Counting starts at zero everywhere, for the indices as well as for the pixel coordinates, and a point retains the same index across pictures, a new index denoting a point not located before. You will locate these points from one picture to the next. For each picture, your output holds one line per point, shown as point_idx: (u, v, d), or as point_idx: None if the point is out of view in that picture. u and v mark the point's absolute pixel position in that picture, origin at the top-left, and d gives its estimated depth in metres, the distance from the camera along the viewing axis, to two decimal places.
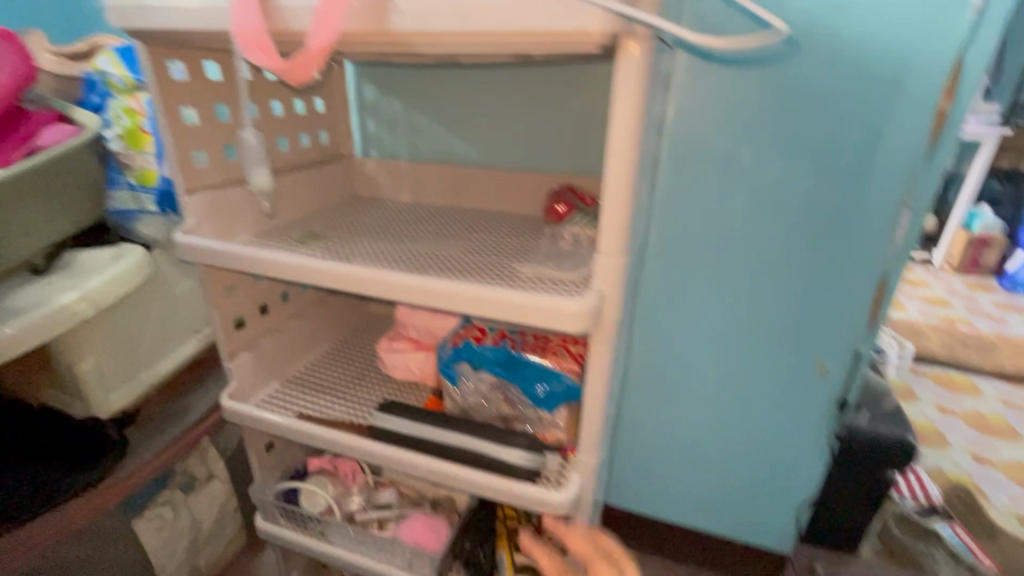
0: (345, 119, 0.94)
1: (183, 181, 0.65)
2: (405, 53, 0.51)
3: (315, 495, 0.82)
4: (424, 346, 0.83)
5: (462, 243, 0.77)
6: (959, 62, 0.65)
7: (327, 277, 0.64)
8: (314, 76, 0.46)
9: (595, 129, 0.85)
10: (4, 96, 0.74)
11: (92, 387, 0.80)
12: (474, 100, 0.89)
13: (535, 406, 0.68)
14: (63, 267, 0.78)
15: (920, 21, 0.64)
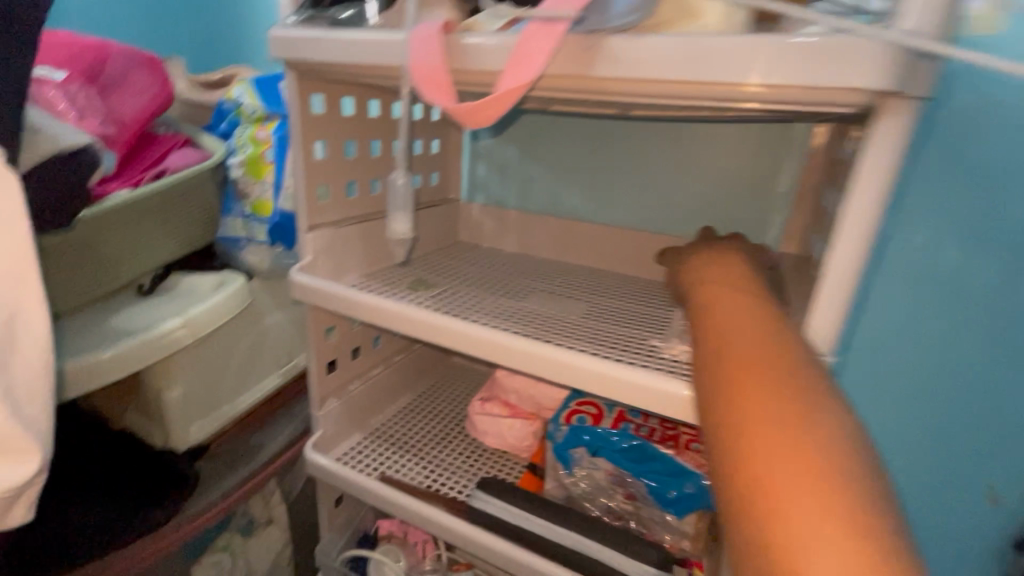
0: (457, 162, 0.91)
1: (306, 215, 0.62)
2: (578, 101, 0.46)
3: (383, 568, 0.74)
4: (522, 413, 0.75)
5: (582, 306, 0.70)
6: None
7: (444, 335, 0.57)
8: (490, 120, 0.42)
9: (731, 193, 0.78)
10: (142, 120, 0.76)
11: (174, 417, 0.76)
12: (596, 153, 0.84)
13: (662, 509, 0.57)
14: (168, 290, 0.76)
15: None
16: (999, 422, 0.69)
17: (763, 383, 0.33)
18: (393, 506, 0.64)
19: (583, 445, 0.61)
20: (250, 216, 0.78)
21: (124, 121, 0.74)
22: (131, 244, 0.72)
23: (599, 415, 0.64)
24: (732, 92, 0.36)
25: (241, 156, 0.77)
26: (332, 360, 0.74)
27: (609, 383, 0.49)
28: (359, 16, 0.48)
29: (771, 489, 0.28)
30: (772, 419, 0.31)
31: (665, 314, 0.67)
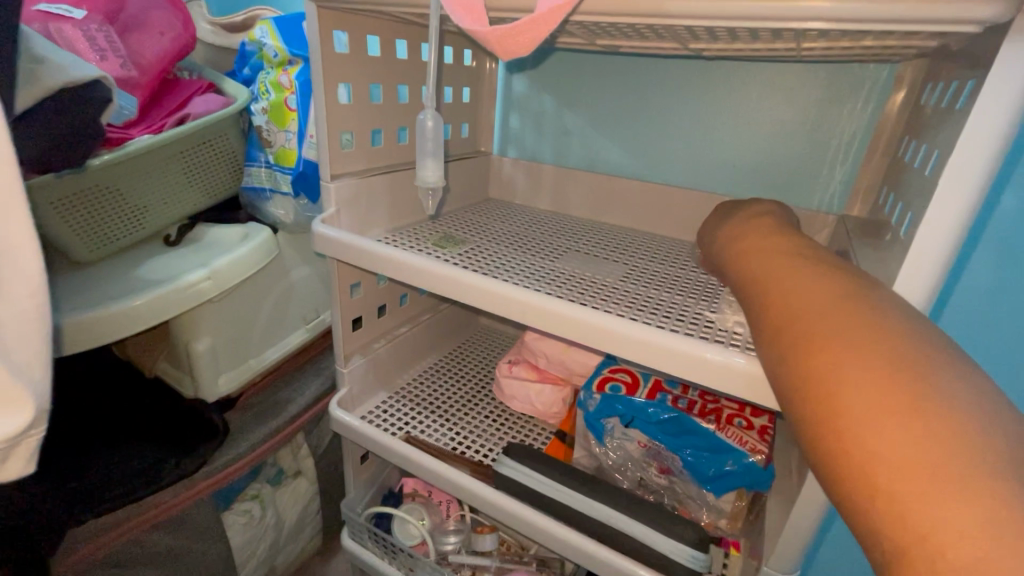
0: (489, 112, 0.85)
1: (330, 165, 0.59)
2: (632, 29, 0.40)
3: (408, 525, 0.74)
4: (551, 378, 0.72)
5: (620, 268, 0.65)
6: None
7: (477, 295, 0.53)
8: (526, 50, 0.38)
9: (790, 148, 0.70)
10: (163, 62, 0.73)
11: (203, 368, 0.76)
12: (641, 102, 0.77)
13: (699, 483, 0.55)
14: (194, 241, 0.75)
15: None
16: None
17: (855, 340, 0.29)
18: (417, 466, 0.62)
19: (617, 414, 0.57)
20: (274, 166, 0.75)
21: (145, 63, 0.71)
22: (155, 192, 0.71)
23: (634, 382, 0.60)
24: (826, 10, 0.30)
25: (264, 102, 0.74)
26: (358, 317, 0.72)
27: (653, 352, 0.45)
28: None
29: (879, 460, 0.25)
30: (879, 402, 0.26)
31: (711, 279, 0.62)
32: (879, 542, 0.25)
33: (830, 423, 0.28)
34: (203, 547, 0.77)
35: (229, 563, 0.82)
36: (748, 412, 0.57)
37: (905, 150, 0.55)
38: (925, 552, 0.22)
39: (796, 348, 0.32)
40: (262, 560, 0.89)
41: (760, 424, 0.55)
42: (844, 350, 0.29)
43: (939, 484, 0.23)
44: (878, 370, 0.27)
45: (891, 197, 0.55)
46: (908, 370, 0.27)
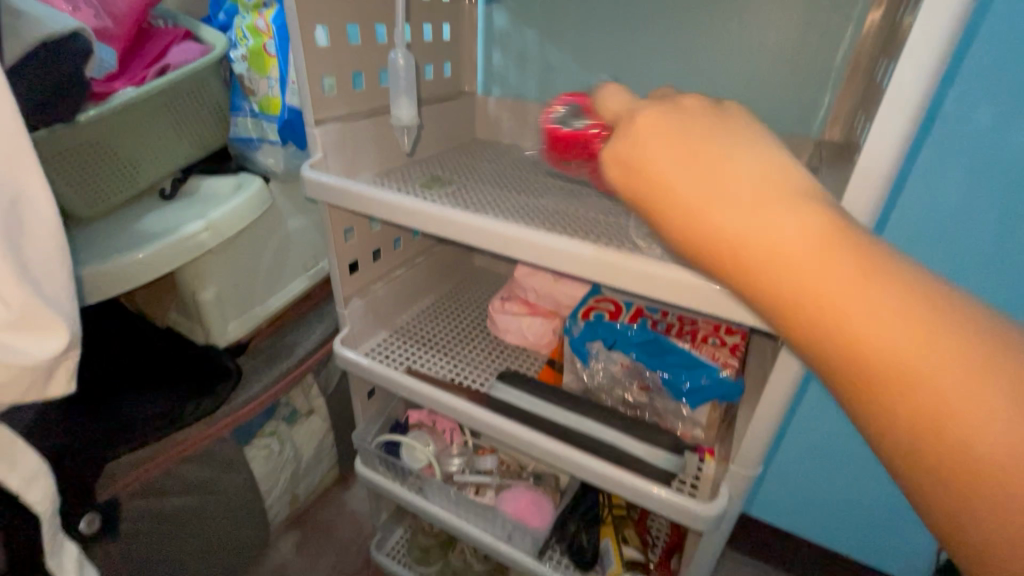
0: (472, 50, 0.84)
1: (313, 110, 0.60)
2: None
3: (415, 451, 0.81)
4: (541, 312, 0.75)
5: (603, 201, 0.67)
6: None
7: (461, 231, 0.56)
8: None
9: (773, 74, 0.70)
10: (135, 10, 0.71)
11: (211, 315, 0.81)
12: (624, 32, 0.76)
13: (676, 399, 0.59)
14: (189, 193, 0.77)
15: None
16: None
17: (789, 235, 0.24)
18: (419, 395, 0.67)
19: (600, 339, 0.61)
20: (259, 114, 0.76)
21: (118, 13, 0.70)
22: (147, 147, 0.72)
23: (617, 311, 0.64)
24: None
25: (243, 49, 0.73)
26: (354, 261, 0.75)
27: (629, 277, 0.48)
28: None
29: (890, 356, 0.22)
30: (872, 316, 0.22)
31: None
32: (901, 458, 0.23)
33: (808, 320, 0.24)
34: (230, 478, 0.84)
35: (255, 492, 0.90)
36: (722, 333, 0.61)
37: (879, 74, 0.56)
38: (956, 436, 0.21)
39: (725, 260, 0.26)
40: (285, 489, 0.97)
41: (733, 343, 0.60)
42: (790, 263, 0.24)
43: (955, 369, 0.21)
44: (848, 270, 0.23)
45: (865, 120, 0.56)
46: (862, 252, 0.23)
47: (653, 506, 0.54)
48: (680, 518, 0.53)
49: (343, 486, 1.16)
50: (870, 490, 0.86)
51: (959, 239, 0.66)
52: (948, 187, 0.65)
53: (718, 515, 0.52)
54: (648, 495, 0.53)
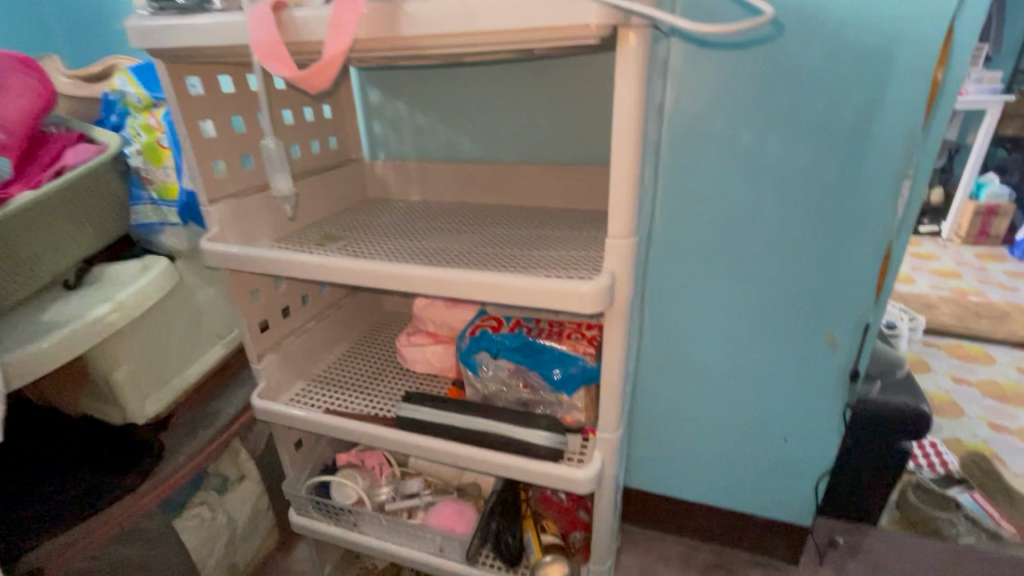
0: (352, 126, 0.96)
1: (207, 192, 0.69)
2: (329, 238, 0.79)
3: (345, 488, 0.85)
4: (442, 339, 0.85)
5: (483, 236, 0.78)
6: (943, 51, 0.69)
7: (355, 273, 0.65)
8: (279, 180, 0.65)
9: (597, 123, 0.86)
10: (21, 123, 0.76)
11: (127, 394, 0.82)
12: (477, 101, 0.91)
13: (554, 390, 0.71)
14: (93, 282, 0.81)
15: (906, 10, 0.68)
16: (817, 290, 0.87)
17: None
18: (328, 426, 0.75)
19: (484, 350, 0.74)
20: (158, 201, 0.83)
21: (13, 126, 0.75)
22: (78, 227, 0.79)
23: (498, 324, 0.77)
24: (524, 42, 0.44)
25: (137, 144, 0.82)
26: (264, 322, 0.81)
27: (497, 291, 0.57)
28: (204, 1, 0.53)
29: None
30: None
31: (558, 234, 0.77)
32: None
33: None
34: (163, 553, 0.85)
35: (191, 566, 0.90)
36: (583, 329, 0.75)
37: (659, 89, 0.75)
38: None
39: None
40: (222, 562, 0.97)
41: (591, 335, 0.73)
42: None
43: None
44: None
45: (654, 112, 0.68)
46: None
47: (545, 479, 0.64)
48: (566, 485, 0.63)
49: (286, 552, 1.14)
50: (744, 448, 1.04)
51: (751, 248, 0.88)
52: (724, 208, 0.86)
53: (595, 474, 0.63)
54: (538, 471, 0.64)
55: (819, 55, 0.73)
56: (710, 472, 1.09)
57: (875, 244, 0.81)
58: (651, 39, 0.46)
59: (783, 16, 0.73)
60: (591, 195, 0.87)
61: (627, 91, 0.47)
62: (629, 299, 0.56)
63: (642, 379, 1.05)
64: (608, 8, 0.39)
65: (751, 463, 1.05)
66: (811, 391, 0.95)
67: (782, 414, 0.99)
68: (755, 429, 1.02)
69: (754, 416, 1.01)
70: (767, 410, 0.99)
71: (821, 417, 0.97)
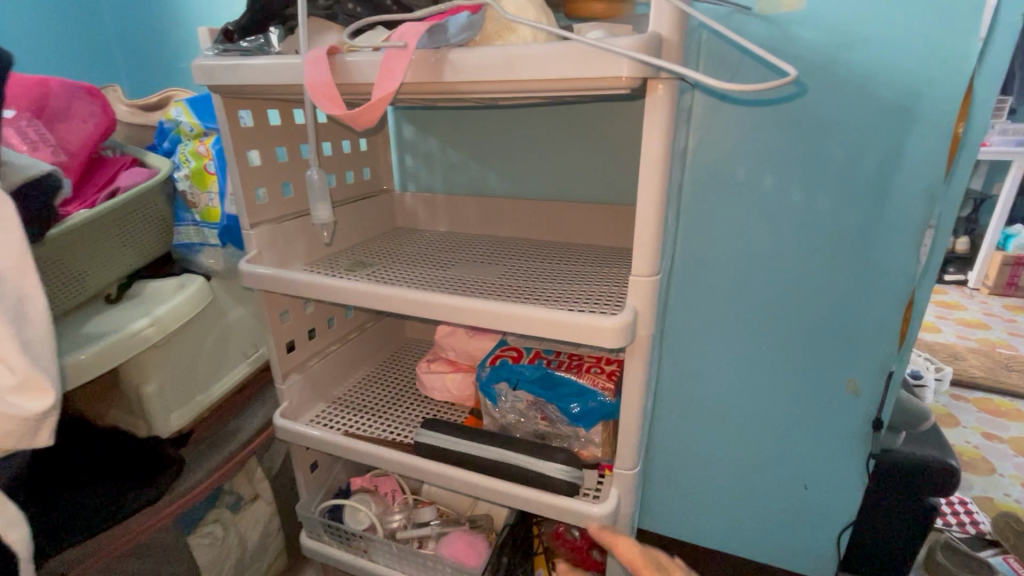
0: (386, 159, 1.00)
1: (249, 216, 0.73)
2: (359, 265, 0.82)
3: (358, 513, 0.85)
4: (461, 367, 0.86)
5: (507, 267, 0.81)
6: (965, 107, 0.70)
7: (384, 299, 0.67)
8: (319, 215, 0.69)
9: (621, 163, 0.89)
10: (83, 147, 0.82)
11: (155, 408, 0.85)
12: (506, 139, 0.95)
13: (572, 423, 0.71)
14: (133, 297, 0.85)
15: (926, 67, 0.70)
16: (838, 335, 0.87)
17: None
18: (347, 450, 0.76)
19: (503, 380, 0.75)
20: (201, 222, 0.88)
21: (74, 148, 0.81)
22: (127, 245, 0.84)
23: (519, 355, 0.78)
24: (559, 89, 0.47)
25: (187, 169, 0.87)
26: (291, 342, 0.83)
27: (521, 322, 0.59)
28: (264, 44, 0.57)
29: None
30: None
31: (580, 269, 0.78)
32: None
33: None
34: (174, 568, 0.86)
35: None
36: (602, 363, 0.75)
37: (683, 134, 0.78)
38: None
39: None
40: None
41: (610, 370, 0.74)
42: None
43: None
44: None
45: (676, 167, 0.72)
46: None
47: (560, 514, 0.64)
48: (583, 520, 0.63)
49: None
50: (762, 495, 1.02)
51: (771, 291, 0.88)
52: (744, 251, 0.87)
53: (612, 510, 0.63)
54: (555, 505, 0.64)
55: (841, 107, 0.76)
56: (727, 518, 1.07)
57: (898, 292, 0.81)
58: (679, 90, 0.49)
59: (805, 70, 0.76)
60: (613, 232, 0.89)
61: (654, 137, 0.49)
62: (650, 335, 0.57)
63: (659, 418, 1.04)
64: (638, 63, 0.42)
65: (770, 510, 1.03)
66: (833, 439, 0.94)
67: (803, 461, 0.97)
68: (775, 475, 1.00)
69: (774, 462, 0.99)
70: (787, 457, 0.98)
71: (843, 466, 0.95)
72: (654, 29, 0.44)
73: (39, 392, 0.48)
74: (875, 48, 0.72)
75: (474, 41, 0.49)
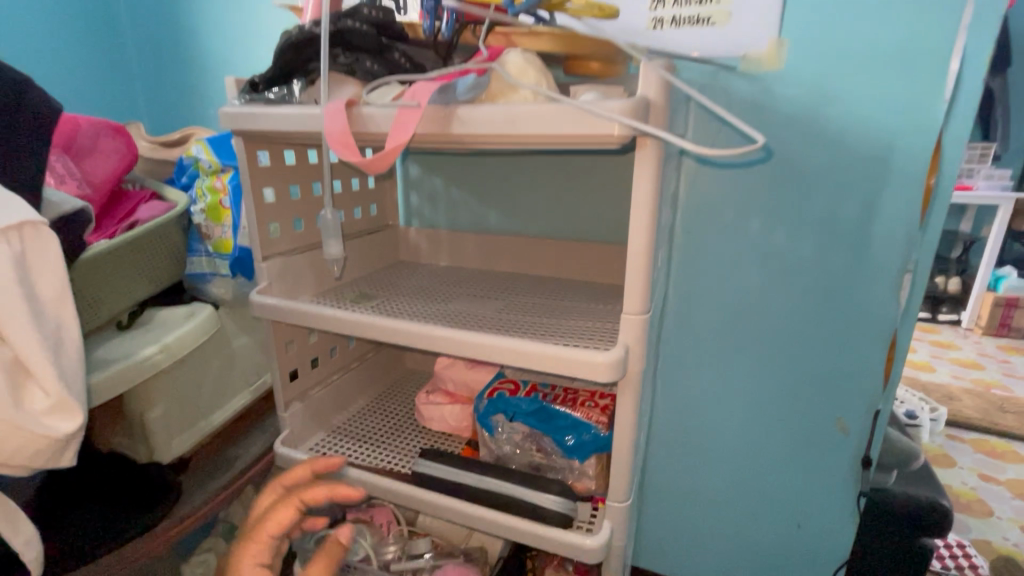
0: (392, 197, 1.05)
1: (261, 249, 0.77)
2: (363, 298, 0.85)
3: (353, 544, 0.85)
4: (459, 398, 0.88)
5: (505, 302, 0.84)
6: (935, 160, 0.76)
7: (386, 331, 0.70)
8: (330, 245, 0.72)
9: (615, 205, 0.94)
10: (106, 180, 0.86)
11: (157, 434, 0.86)
12: (507, 180, 1.00)
13: (566, 455, 0.73)
14: (143, 324, 0.88)
15: (898, 123, 0.76)
16: (825, 374, 0.90)
17: None
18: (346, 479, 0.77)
19: (500, 412, 0.77)
20: (213, 253, 0.92)
21: (98, 182, 0.86)
22: (142, 275, 0.87)
23: (516, 388, 0.80)
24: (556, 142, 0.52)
25: (202, 204, 0.91)
26: (294, 371, 0.85)
27: (517, 356, 0.62)
28: (287, 95, 0.62)
29: None
30: None
31: (575, 305, 0.82)
32: None
33: None
34: None
35: None
36: (596, 397, 0.78)
37: (673, 180, 0.83)
38: None
39: None
40: None
41: (603, 404, 0.76)
42: None
43: None
44: None
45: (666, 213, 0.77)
46: None
47: (553, 546, 0.65)
48: (576, 553, 0.64)
49: None
50: (755, 533, 1.02)
51: (760, 329, 0.91)
52: (733, 290, 0.91)
53: (603, 542, 0.64)
54: (548, 537, 0.65)
55: (821, 158, 0.81)
56: (721, 556, 1.07)
57: (880, 332, 0.84)
58: (666, 145, 0.54)
59: (787, 123, 0.81)
60: (607, 270, 0.93)
61: (644, 187, 0.54)
62: (641, 370, 0.60)
63: (653, 453, 1.05)
64: (628, 125, 0.46)
65: (764, 549, 1.03)
66: (824, 476, 0.95)
67: (794, 498, 0.98)
68: (767, 512, 1.00)
69: (767, 499, 1.00)
70: (779, 494, 0.99)
71: (835, 504, 0.96)
72: (642, 94, 0.49)
73: (68, 413, 0.51)
74: (850, 106, 0.77)
75: (479, 98, 0.54)
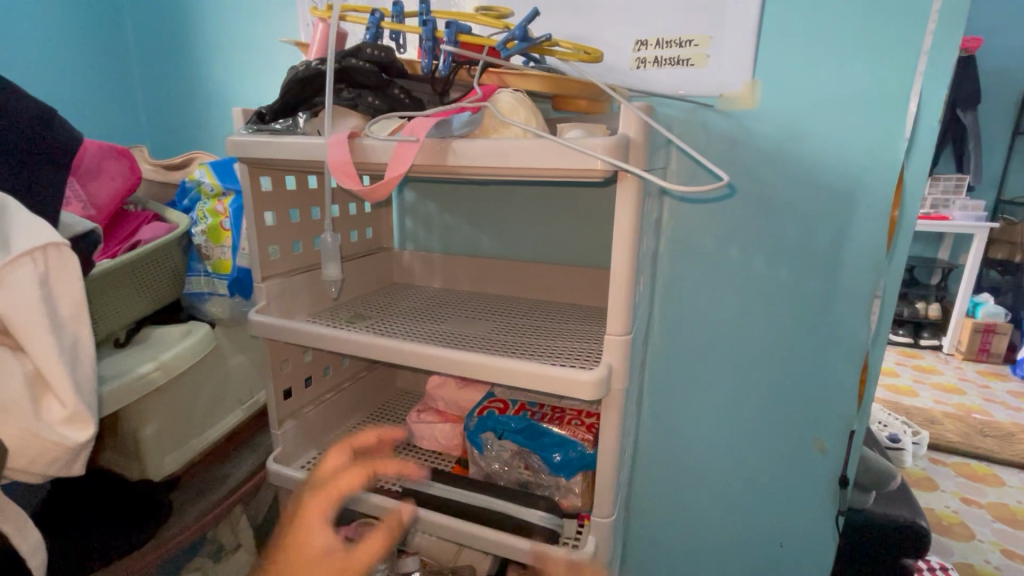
0: (387, 221, 1.09)
1: (261, 270, 0.80)
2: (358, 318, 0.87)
3: None
4: (450, 417, 0.90)
5: (495, 323, 0.87)
6: (898, 193, 0.81)
7: (379, 350, 0.73)
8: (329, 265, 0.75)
9: (602, 231, 0.98)
10: (110, 202, 0.89)
11: (149, 451, 0.86)
12: (499, 206, 1.04)
13: (553, 473, 0.75)
14: (140, 342, 0.90)
15: (863, 159, 0.81)
16: (803, 394, 0.93)
17: None
18: None
19: (490, 430, 0.79)
20: (212, 273, 0.95)
21: (102, 204, 0.88)
22: (140, 292, 0.90)
23: (505, 407, 0.83)
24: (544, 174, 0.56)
25: (203, 225, 0.94)
26: (287, 389, 0.87)
27: (505, 374, 0.65)
28: (292, 126, 0.66)
29: None
30: None
31: (563, 326, 0.85)
32: None
33: None
34: None
35: None
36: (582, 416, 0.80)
37: (655, 209, 0.87)
38: None
39: None
40: None
41: (589, 423, 0.79)
42: None
43: None
44: None
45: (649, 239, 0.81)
46: None
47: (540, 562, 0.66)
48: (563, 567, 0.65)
49: None
50: (739, 552, 1.04)
51: (740, 352, 0.95)
52: (714, 314, 0.95)
53: (589, 557, 0.66)
54: (537, 551, 0.66)
55: (793, 190, 0.86)
56: None
57: (853, 355, 0.88)
58: (646, 179, 0.58)
59: (761, 157, 0.86)
60: (594, 293, 0.97)
61: (625, 217, 0.58)
62: (623, 389, 0.63)
63: (639, 473, 1.07)
64: (610, 164, 0.51)
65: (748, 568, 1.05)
66: (804, 495, 0.98)
67: (776, 518, 1.00)
68: (750, 532, 1.02)
69: (749, 518, 1.02)
70: (762, 513, 1.01)
71: (816, 524, 0.98)
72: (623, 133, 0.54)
73: (83, 425, 0.54)
74: (819, 142, 0.83)
75: (474, 133, 0.58)
